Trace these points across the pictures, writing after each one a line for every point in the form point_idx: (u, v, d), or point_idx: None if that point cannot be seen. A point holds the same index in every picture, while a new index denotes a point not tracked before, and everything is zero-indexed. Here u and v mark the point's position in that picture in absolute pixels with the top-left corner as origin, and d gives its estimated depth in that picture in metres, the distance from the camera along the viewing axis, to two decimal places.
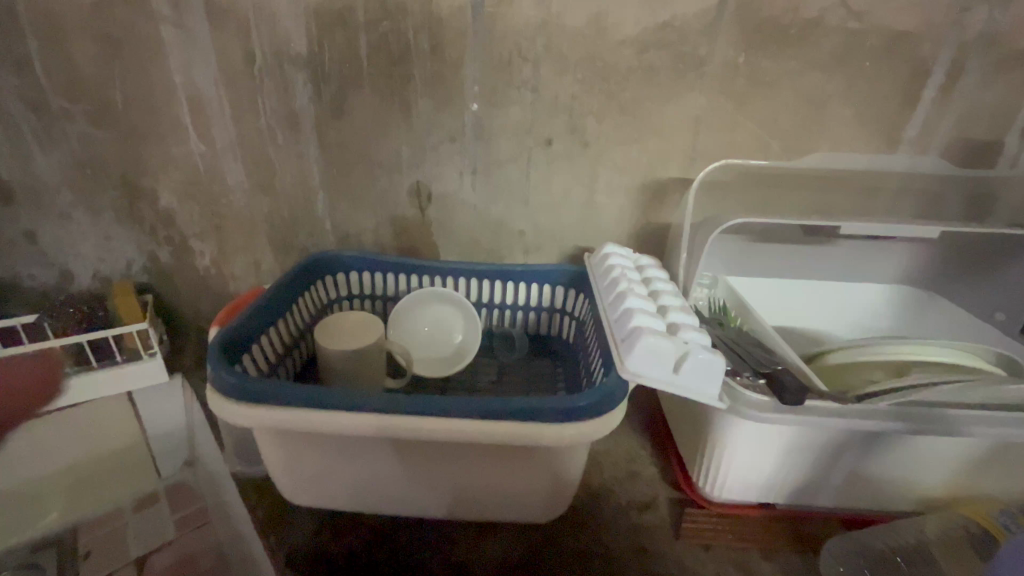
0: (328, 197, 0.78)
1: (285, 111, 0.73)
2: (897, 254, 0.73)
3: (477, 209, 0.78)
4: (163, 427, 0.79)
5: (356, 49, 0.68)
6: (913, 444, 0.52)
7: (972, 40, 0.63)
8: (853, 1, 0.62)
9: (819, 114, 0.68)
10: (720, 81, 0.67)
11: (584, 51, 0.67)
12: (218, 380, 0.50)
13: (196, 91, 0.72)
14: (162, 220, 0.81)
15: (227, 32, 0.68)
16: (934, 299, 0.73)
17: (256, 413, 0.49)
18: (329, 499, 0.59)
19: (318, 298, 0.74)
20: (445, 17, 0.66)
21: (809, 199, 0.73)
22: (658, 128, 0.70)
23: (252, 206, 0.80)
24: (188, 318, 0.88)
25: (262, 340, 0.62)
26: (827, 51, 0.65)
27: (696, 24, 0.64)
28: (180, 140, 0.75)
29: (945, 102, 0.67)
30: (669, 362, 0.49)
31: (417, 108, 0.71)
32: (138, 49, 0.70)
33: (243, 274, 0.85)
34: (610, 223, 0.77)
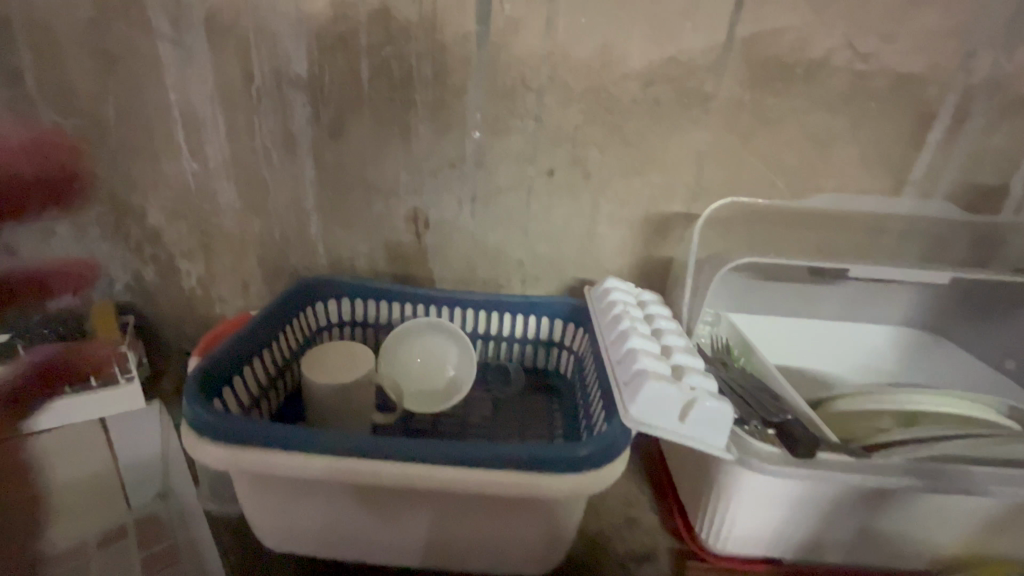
0: (322, 220, 0.76)
1: (282, 131, 0.71)
2: (903, 296, 0.71)
3: (475, 237, 0.76)
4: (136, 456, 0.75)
5: (358, 73, 0.67)
6: (927, 503, 0.49)
7: (977, 85, 0.63)
8: (858, 43, 0.62)
9: (824, 152, 0.68)
10: (725, 117, 0.67)
11: (589, 82, 0.66)
12: (193, 418, 0.47)
13: (192, 109, 0.71)
14: (149, 238, 0.78)
15: (227, 51, 0.67)
16: (940, 343, 0.71)
17: (234, 454, 0.46)
18: (307, 546, 0.55)
19: (307, 324, 0.72)
20: (450, 44, 0.65)
21: (813, 238, 0.72)
22: (662, 161, 0.69)
23: (244, 227, 0.77)
24: (171, 340, 0.84)
25: (245, 371, 0.59)
26: (833, 91, 0.64)
27: (703, 60, 0.64)
28: (172, 158, 0.73)
29: (950, 145, 0.66)
30: (674, 410, 0.47)
31: (417, 134, 0.70)
32: (134, 65, 0.68)
33: (230, 296, 0.82)
34: (611, 255, 0.76)
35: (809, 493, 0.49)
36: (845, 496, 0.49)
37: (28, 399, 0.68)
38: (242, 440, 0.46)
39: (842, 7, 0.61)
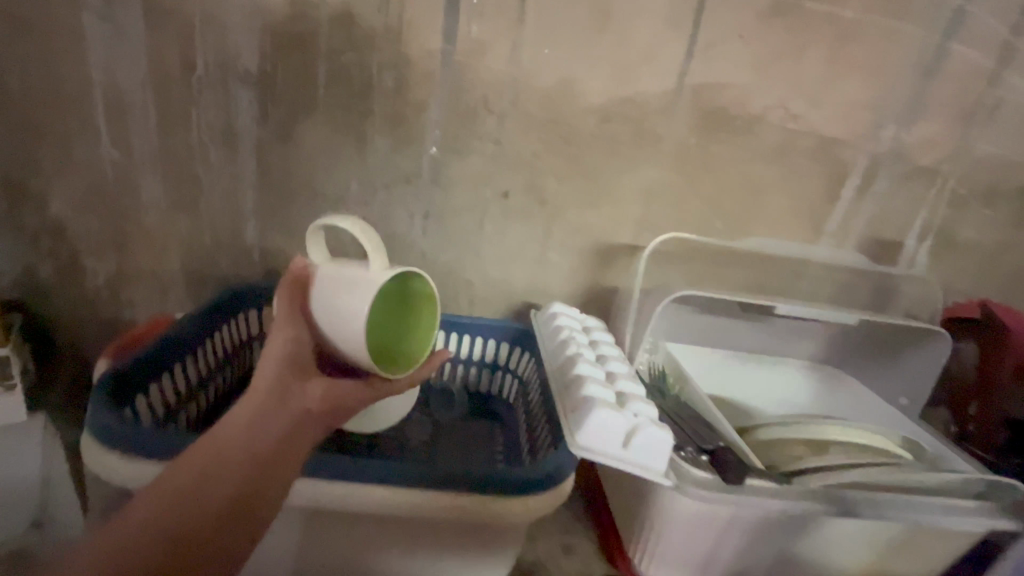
0: (259, 225, 0.71)
1: (223, 127, 0.66)
2: (815, 333, 0.77)
3: (425, 254, 0.74)
4: (11, 478, 0.67)
5: (313, 76, 0.64)
6: (835, 526, 0.54)
7: (882, 152, 0.72)
8: (790, 105, 0.69)
9: (758, 199, 0.74)
10: (673, 158, 0.71)
11: (548, 111, 0.68)
12: (99, 432, 0.42)
13: (118, 93, 0.64)
14: (49, 230, 0.69)
15: (166, 34, 0.62)
16: (847, 380, 0.77)
17: (139, 474, 0.41)
18: None
19: (235, 334, 0.66)
20: (414, 59, 0.64)
21: (744, 278, 0.78)
22: (614, 195, 0.72)
23: (168, 226, 0.71)
24: (65, 347, 0.74)
25: (161, 380, 0.54)
26: (765, 144, 0.71)
27: (657, 103, 0.68)
28: (88, 143, 0.66)
29: (861, 202, 0.74)
30: (618, 438, 0.48)
31: (373, 144, 0.68)
32: (52, 37, 0.61)
33: (144, 301, 0.74)
34: (560, 282, 0.77)
35: (736, 518, 0.52)
36: (767, 520, 0.53)
37: None
38: (150, 459, 0.41)
39: (780, 71, 0.67)
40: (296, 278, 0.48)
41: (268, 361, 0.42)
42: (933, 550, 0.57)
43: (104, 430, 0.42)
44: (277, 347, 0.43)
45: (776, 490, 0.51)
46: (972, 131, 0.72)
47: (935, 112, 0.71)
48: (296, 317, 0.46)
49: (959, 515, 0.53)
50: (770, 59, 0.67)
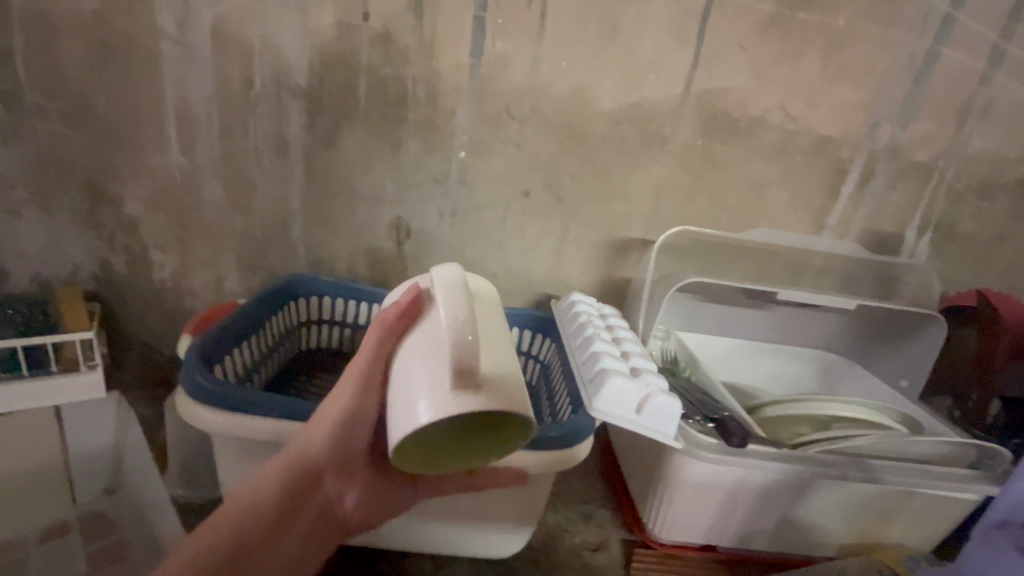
0: (305, 222, 0.79)
1: (276, 135, 0.75)
2: (824, 323, 0.81)
3: (452, 248, 0.81)
4: (88, 446, 0.77)
5: (355, 88, 0.72)
6: (837, 492, 0.58)
7: (879, 150, 0.77)
8: (789, 107, 0.75)
9: (761, 195, 0.79)
10: (680, 158, 0.77)
11: (564, 117, 0.74)
12: (195, 387, 0.51)
13: (186, 106, 0.73)
14: (123, 227, 0.78)
15: (229, 55, 0.71)
16: (855, 367, 0.81)
17: (229, 421, 0.50)
18: None
19: (289, 319, 0.75)
20: (444, 72, 0.72)
21: (750, 269, 0.84)
22: (625, 192, 0.78)
23: (225, 223, 0.79)
24: (133, 333, 0.83)
25: (235, 353, 0.63)
26: (766, 144, 0.76)
27: (664, 107, 0.74)
28: (159, 151, 0.75)
29: (860, 196, 0.79)
30: (632, 403, 0.54)
31: (407, 149, 0.76)
32: (132, 59, 0.71)
33: (202, 291, 0.83)
34: (576, 273, 0.83)
35: (744, 482, 0.57)
36: (773, 484, 0.57)
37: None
38: (237, 410, 0.50)
39: (778, 76, 0.73)
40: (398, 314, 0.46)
41: (326, 432, 0.43)
42: (929, 516, 0.61)
43: (199, 386, 0.51)
44: (343, 408, 0.43)
45: (774, 454, 0.56)
46: (965, 128, 0.76)
47: (928, 111, 0.75)
48: (378, 367, 0.44)
49: (952, 480, 0.57)
50: (769, 64, 0.72)
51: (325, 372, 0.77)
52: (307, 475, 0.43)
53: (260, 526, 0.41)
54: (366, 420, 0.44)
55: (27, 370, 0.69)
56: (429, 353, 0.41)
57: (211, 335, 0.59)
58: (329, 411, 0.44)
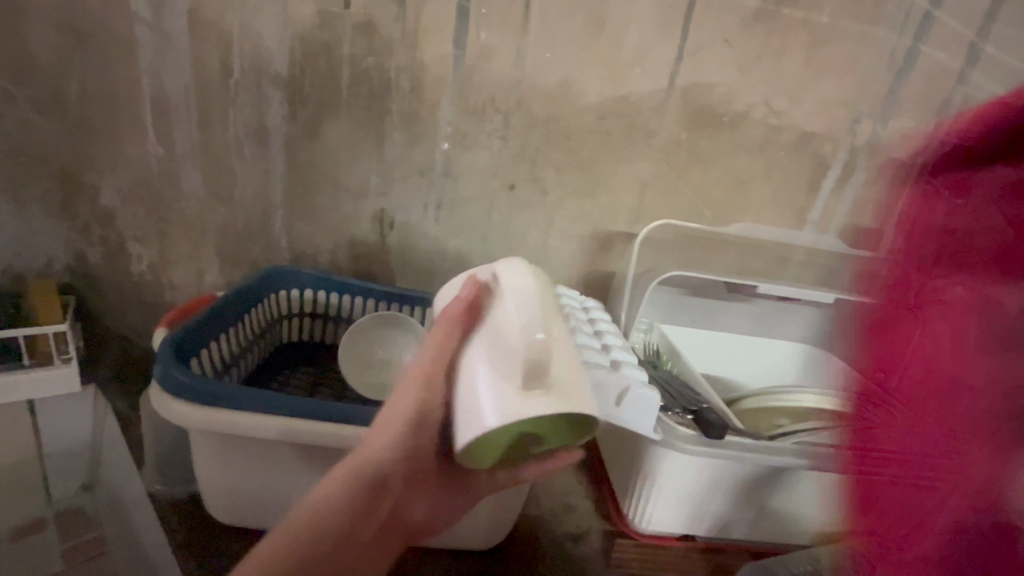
0: (287, 214, 0.78)
1: (256, 125, 0.73)
2: (802, 315, 0.82)
3: (437, 241, 0.81)
4: (64, 443, 0.76)
5: (337, 78, 0.71)
6: (815, 480, 0.59)
7: (859, 146, 0.78)
8: (772, 102, 0.75)
9: (744, 190, 0.80)
10: (664, 152, 0.77)
11: (550, 109, 0.74)
12: (170, 381, 0.50)
13: (163, 95, 0.72)
14: (99, 219, 0.76)
15: (207, 42, 0.69)
16: (831, 359, 0.82)
17: (205, 414, 0.49)
18: (264, 518, 0.56)
19: (269, 312, 0.74)
20: (428, 63, 0.71)
21: (732, 262, 0.84)
22: (611, 186, 0.79)
23: (205, 214, 0.78)
24: (110, 326, 0.82)
25: (214, 345, 0.62)
26: (749, 139, 0.77)
27: (649, 101, 0.74)
28: (136, 140, 0.73)
29: (840, 191, 0.80)
30: (611, 396, 0.54)
31: (391, 140, 0.75)
32: (106, 45, 0.69)
33: (182, 284, 0.81)
34: (561, 267, 0.83)
35: (726, 472, 0.58)
36: (753, 473, 0.58)
37: None
38: (214, 403, 0.50)
39: (761, 71, 0.73)
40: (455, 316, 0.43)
41: (391, 436, 0.39)
42: None
43: (175, 379, 0.50)
44: (409, 411, 0.40)
45: (752, 445, 0.56)
46: None
47: (907, 108, 0.76)
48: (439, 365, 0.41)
49: None
50: (752, 60, 0.73)
51: (306, 365, 0.76)
52: (376, 485, 0.39)
53: (329, 539, 0.37)
54: (433, 420, 0.41)
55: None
56: (495, 362, 0.40)
57: (188, 327, 0.58)
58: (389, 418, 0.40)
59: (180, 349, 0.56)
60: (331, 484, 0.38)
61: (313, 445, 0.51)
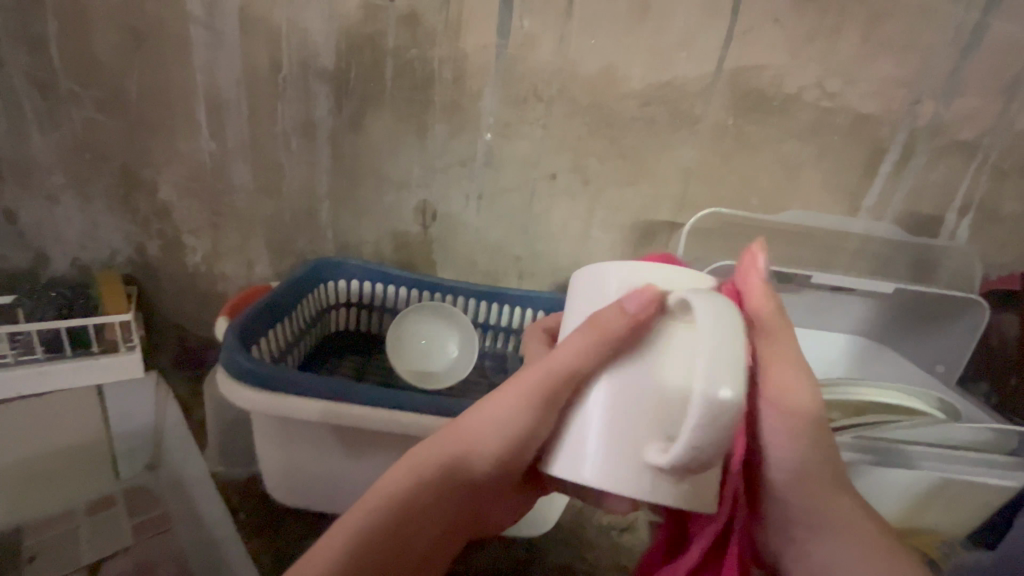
0: (332, 207, 0.80)
1: (303, 119, 0.75)
2: (857, 306, 0.78)
3: (478, 232, 0.81)
4: (131, 425, 0.80)
5: (381, 71, 0.72)
6: (882, 478, 0.56)
7: (920, 128, 0.74)
8: (825, 84, 0.72)
9: (793, 176, 0.77)
10: (710, 138, 0.75)
11: (592, 97, 0.73)
12: (237, 367, 0.52)
13: (216, 91, 0.74)
14: (157, 212, 0.80)
15: (256, 38, 0.71)
16: (888, 351, 0.78)
17: (268, 399, 0.51)
18: (319, 500, 0.59)
19: (318, 302, 0.76)
20: (470, 53, 0.71)
21: (779, 251, 0.82)
22: (653, 174, 0.77)
23: (255, 208, 0.80)
24: (167, 315, 0.86)
25: (271, 332, 0.65)
26: (801, 123, 0.74)
27: (695, 86, 0.72)
28: (191, 136, 0.76)
29: (897, 176, 0.77)
30: None
31: (433, 131, 0.75)
32: (163, 44, 0.71)
33: (234, 275, 0.85)
34: (601, 256, 0.83)
35: None
36: None
37: (28, 357, 0.70)
38: (277, 389, 0.52)
39: (815, 51, 0.70)
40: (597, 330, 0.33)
41: (491, 442, 0.38)
42: (968, 506, 0.59)
43: (240, 365, 0.52)
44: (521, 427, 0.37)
45: None
46: (1013, 104, 0.73)
47: (974, 87, 0.72)
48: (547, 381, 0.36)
49: (994, 467, 0.56)
50: (805, 40, 0.70)
51: (353, 354, 0.78)
52: (458, 474, 0.39)
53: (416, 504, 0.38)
54: (532, 445, 0.37)
55: (71, 351, 0.71)
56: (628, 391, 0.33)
57: (249, 314, 0.60)
58: (507, 416, 0.37)
59: (243, 335, 0.59)
60: (419, 463, 0.39)
61: (368, 431, 0.53)
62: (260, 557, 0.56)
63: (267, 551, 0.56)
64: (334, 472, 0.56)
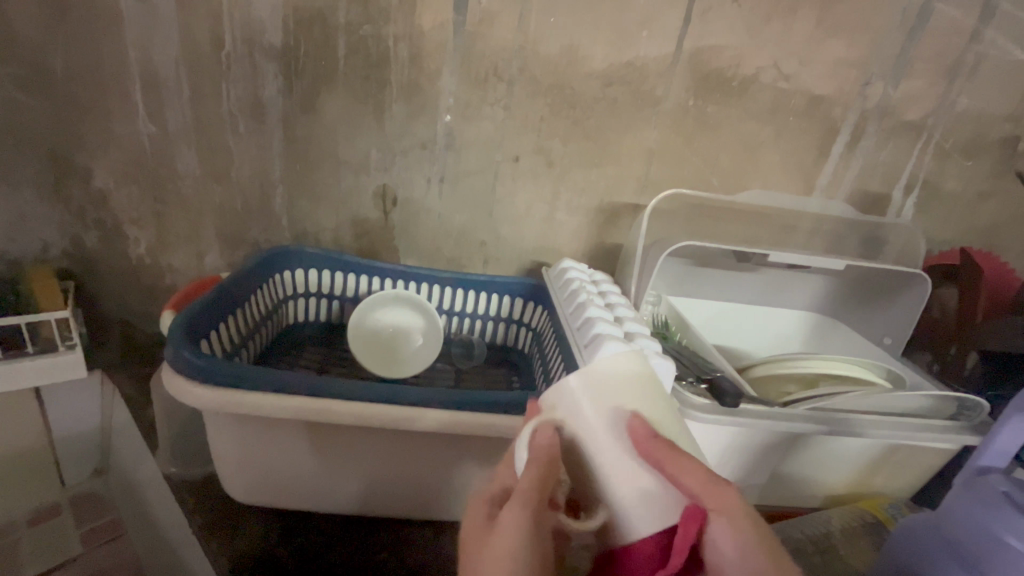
0: (287, 192, 0.76)
1: (251, 100, 0.71)
2: (809, 283, 0.81)
3: (441, 217, 0.79)
4: (75, 428, 0.76)
5: (333, 49, 0.69)
6: (830, 445, 0.58)
7: (871, 109, 0.77)
8: (782, 65, 0.73)
9: (752, 157, 0.79)
10: (672, 119, 0.75)
11: (555, 77, 0.72)
12: (181, 361, 0.49)
13: (152, 69, 0.69)
14: (93, 201, 0.74)
15: (195, 12, 0.66)
16: (839, 326, 0.82)
17: (218, 395, 0.48)
18: (275, 495, 0.56)
19: (274, 292, 0.73)
20: (427, 30, 0.68)
21: (738, 231, 0.83)
22: (617, 156, 0.77)
23: (202, 195, 0.76)
24: (112, 312, 0.80)
25: (224, 324, 0.61)
26: (759, 103, 0.75)
27: (656, 66, 0.72)
28: (128, 118, 0.71)
29: (849, 156, 0.79)
30: None
31: (392, 113, 0.72)
32: (90, 18, 0.65)
33: (183, 267, 0.80)
34: (567, 240, 0.82)
35: (746, 441, 0.56)
36: (769, 442, 0.57)
37: None
38: (226, 384, 0.49)
39: (771, 32, 0.71)
40: (550, 462, 0.34)
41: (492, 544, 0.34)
42: (911, 469, 0.62)
43: (187, 360, 0.49)
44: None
45: (768, 412, 0.55)
46: (954, 86, 0.76)
47: (919, 69, 0.74)
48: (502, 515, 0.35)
49: (939, 433, 0.57)
50: (762, 20, 0.71)
51: (314, 345, 0.75)
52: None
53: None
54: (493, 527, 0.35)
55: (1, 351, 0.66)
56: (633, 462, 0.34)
57: (197, 305, 0.57)
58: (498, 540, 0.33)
59: (192, 327, 0.55)
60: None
61: (330, 424, 0.51)
62: (219, 558, 0.53)
63: (226, 551, 0.54)
64: (294, 466, 0.54)
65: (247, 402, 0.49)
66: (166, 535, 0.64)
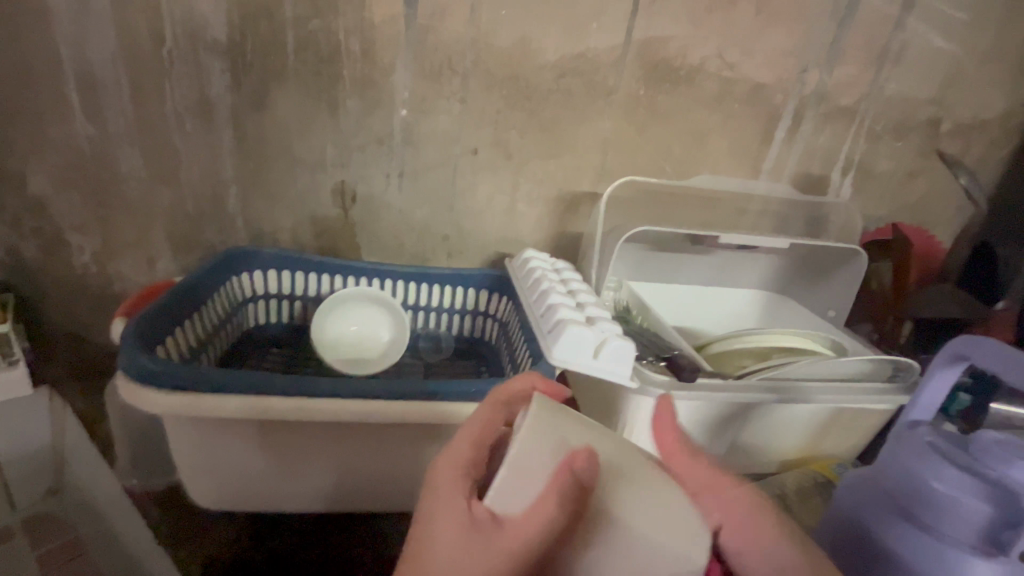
0: (241, 192, 0.75)
1: (197, 98, 0.69)
2: (758, 262, 0.85)
3: (402, 212, 0.79)
4: None
5: (282, 44, 0.67)
6: (781, 412, 0.62)
7: (809, 95, 0.81)
8: (726, 55, 0.76)
9: (702, 144, 0.82)
10: (624, 109, 0.77)
11: (509, 70, 0.73)
12: (137, 368, 0.48)
13: (87, 68, 0.66)
14: (30, 209, 0.71)
15: (131, 7, 0.63)
16: (787, 301, 0.87)
17: (178, 400, 0.48)
18: (244, 500, 0.56)
19: (233, 294, 0.71)
20: (378, 24, 0.68)
21: (693, 216, 0.87)
22: (574, 146, 0.79)
23: (150, 198, 0.73)
24: (58, 325, 0.77)
25: (181, 329, 0.60)
26: (706, 91, 0.78)
27: (607, 57, 0.74)
28: (63, 120, 0.67)
29: (791, 141, 0.84)
30: (589, 348, 0.55)
31: (346, 108, 0.72)
32: (15, 14, 0.62)
33: (132, 274, 0.77)
34: (529, 230, 0.83)
35: (704, 413, 0.59)
36: (725, 413, 0.60)
37: None
38: (187, 388, 0.48)
39: (714, 23, 0.74)
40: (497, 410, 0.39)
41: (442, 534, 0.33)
42: (855, 429, 0.67)
43: (143, 367, 0.48)
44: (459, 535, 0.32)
45: (723, 385, 0.58)
46: (883, 72, 0.81)
47: (850, 56, 0.79)
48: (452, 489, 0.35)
49: (876, 394, 0.62)
50: (705, 12, 0.73)
51: (277, 347, 0.74)
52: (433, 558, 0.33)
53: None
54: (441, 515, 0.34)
55: None
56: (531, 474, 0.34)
57: (152, 311, 0.55)
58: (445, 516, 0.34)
59: (148, 332, 0.54)
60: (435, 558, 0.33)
61: (296, 424, 0.51)
62: (190, 566, 0.53)
63: (196, 558, 0.54)
64: (262, 468, 0.53)
65: (210, 405, 0.48)
66: (131, 550, 0.62)
